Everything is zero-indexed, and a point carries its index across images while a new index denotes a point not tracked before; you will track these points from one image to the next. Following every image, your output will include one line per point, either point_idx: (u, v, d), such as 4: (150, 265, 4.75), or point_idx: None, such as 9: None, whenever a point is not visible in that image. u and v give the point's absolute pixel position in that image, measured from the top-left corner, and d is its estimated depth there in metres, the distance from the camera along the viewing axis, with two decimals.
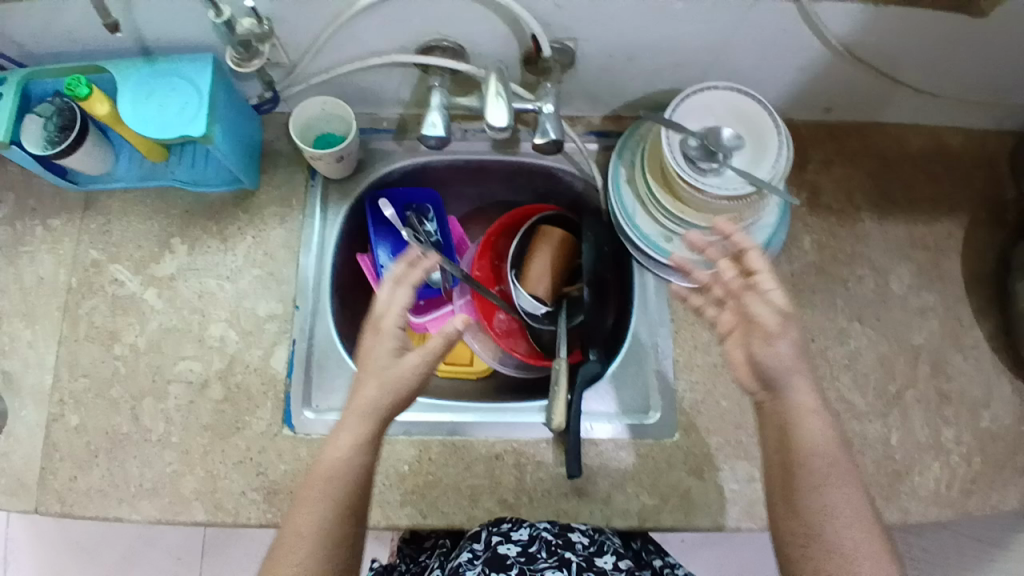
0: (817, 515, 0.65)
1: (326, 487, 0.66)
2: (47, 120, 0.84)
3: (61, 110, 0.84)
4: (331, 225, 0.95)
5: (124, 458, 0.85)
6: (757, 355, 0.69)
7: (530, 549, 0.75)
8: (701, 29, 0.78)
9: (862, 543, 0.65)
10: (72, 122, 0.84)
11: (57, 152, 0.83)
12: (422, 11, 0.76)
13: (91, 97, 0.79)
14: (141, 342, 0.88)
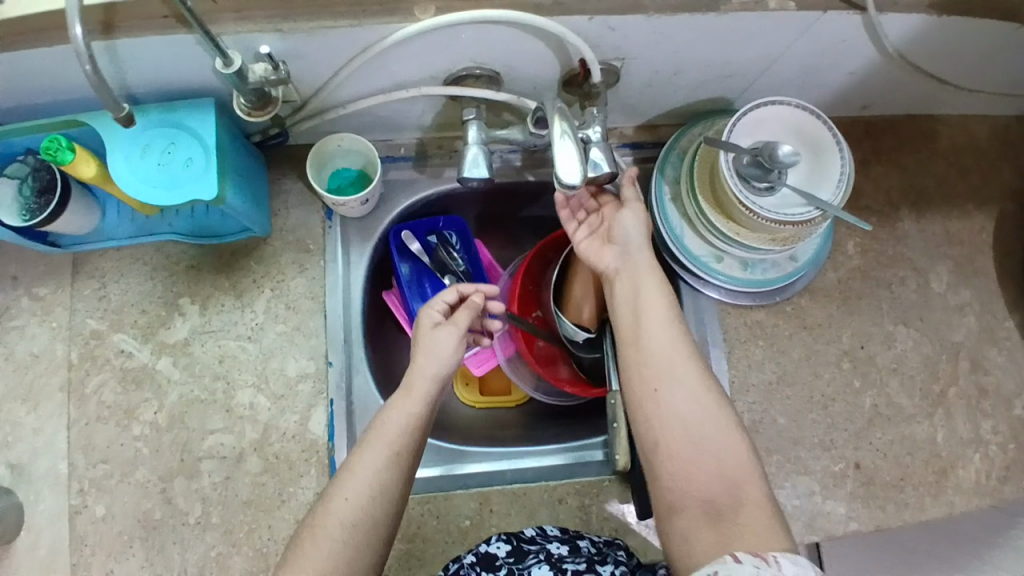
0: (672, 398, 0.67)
1: (353, 497, 0.63)
2: (21, 183, 0.76)
3: (36, 170, 0.76)
4: (355, 267, 0.89)
5: (162, 545, 0.79)
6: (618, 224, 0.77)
7: (522, 545, 0.75)
8: (757, 42, 0.73)
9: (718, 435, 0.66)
10: (51, 183, 0.76)
11: (39, 220, 0.75)
12: (461, 41, 0.69)
13: (75, 160, 0.70)
14: (162, 419, 0.81)
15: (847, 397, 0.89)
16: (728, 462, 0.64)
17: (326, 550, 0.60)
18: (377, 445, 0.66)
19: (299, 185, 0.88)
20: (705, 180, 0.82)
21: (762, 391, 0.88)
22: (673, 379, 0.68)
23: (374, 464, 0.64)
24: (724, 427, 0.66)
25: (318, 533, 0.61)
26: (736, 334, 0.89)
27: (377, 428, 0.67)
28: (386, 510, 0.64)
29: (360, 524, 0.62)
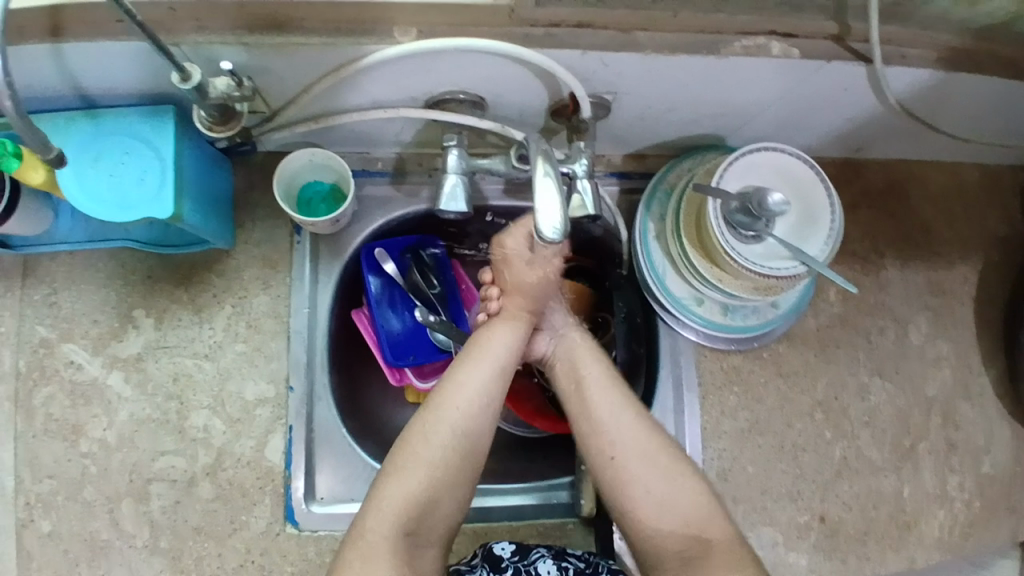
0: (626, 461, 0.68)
1: (462, 411, 0.68)
2: None
3: None
4: (324, 286, 0.85)
5: (107, 568, 0.76)
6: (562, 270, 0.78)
7: (524, 542, 0.75)
8: (757, 85, 0.70)
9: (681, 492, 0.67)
10: (1, 187, 0.71)
11: None
12: (443, 66, 0.65)
13: (21, 167, 0.65)
14: (111, 437, 0.78)
15: (819, 447, 0.88)
16: (690, 511, 0.66)
17: (436, 454, 0.66)
18: (483, 361, 0.71)
19: (268, 196, 0.83)
20: (692, 222, 0.78)
21: (734, 439, 0.86)
22: (616, 429, 0.69)
23: (481, 380, 0.70)
24: (681, 481, 0.67)
25: (425, 442, 0.66)
26: (711, 378, 0.87)
27: (481, 346, 0.72)
28: (489, 422, 0.69)
29: (469, 434, 0.68)
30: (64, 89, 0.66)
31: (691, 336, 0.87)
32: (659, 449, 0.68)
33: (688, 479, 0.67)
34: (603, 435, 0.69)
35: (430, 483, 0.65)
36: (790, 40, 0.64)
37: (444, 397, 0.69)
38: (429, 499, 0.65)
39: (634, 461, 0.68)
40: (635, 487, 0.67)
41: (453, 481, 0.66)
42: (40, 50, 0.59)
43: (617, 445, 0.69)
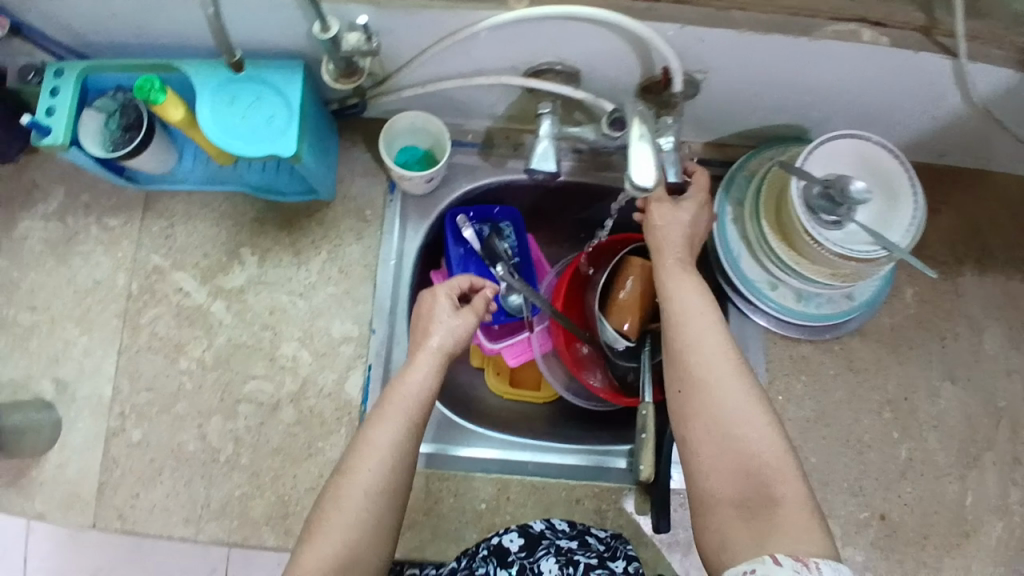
0: (714, 405, 0.62)
1: (372, 469, 0.64)
2: (107, 117, 0.78)
3: (124, 107, 0.79)
4: (410, 243, 0.90)
5: (190, 478, 0.83)
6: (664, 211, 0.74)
7: (534, 537, 0.75)
8: (847, 70, 0.72)
9: (767, 449, 0.61)
10: (137, 122, 0.79)
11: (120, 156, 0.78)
12: (546, 36, 0.69)
13: (165, 102, 0.73)
14: (209, 357, 0.85)
15: (882, 444, 0.88)
16: (770, 469, 0.60)
17: (357, 508, 0.63)
18: (397, 412, 0.66)
19: (367, 154, 0.90)
20: (772, 205, 0.80)
21: (797, 428, 0.86)
22: (706, 372, 0.63)
23: (387, 438, 0.65)
24: (770, 441, 0.61)
25: (345, 496, 0.63)
26: (777, 365, 0.86)
27: (395, 396, 0.67)
28: (400, 472, 0.65)
29: (382, 489, 0.64)
30: (205, 37, 0.74)
31: (758, 317, 0.86)
32: (750, 400, 0.62)
33: (780, 453, 0.61)
34: (705, 368, 0.64)
35: (351, 537, 0.62)
36: (880, 28, 0.67)
37: (360, 450, 0.65)
38: (351, 554, 0.62)
39: (719, 381, 0.63)
40: (712, 410, 0.62)
41: (375, 534, 0.63)
42: None
43: (699, 361, 0.64)
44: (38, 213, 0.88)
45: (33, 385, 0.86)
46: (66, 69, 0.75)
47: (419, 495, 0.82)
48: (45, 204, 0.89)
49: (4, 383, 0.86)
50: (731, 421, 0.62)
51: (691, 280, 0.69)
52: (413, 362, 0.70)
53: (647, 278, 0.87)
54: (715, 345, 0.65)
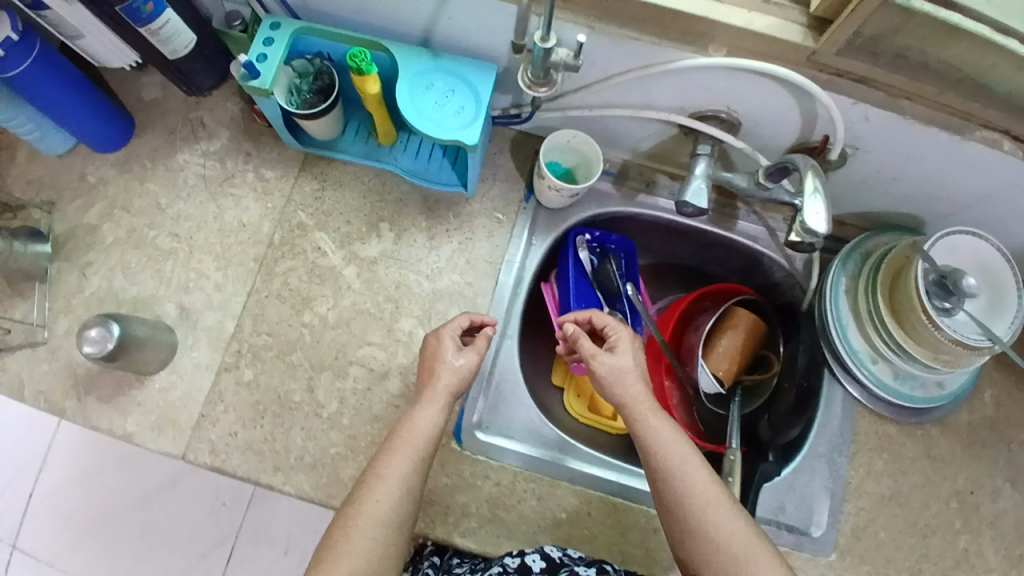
0: (681, 494, 0.68)
1: (381, 500, 0.66)
2: (300, 77, 0.85)
3: (320, 72, 0.85)
4: (535, 250, 0.95)
5: (290, 426, 0.85)
6: (608, 364, 0.77)
7: (556, 562, 0.76)
8: (978, 174, 0.80)
9: (737, 534, 0.65)
10: (327, 87, 0.86)
11: (302, 114, 0.84)
12: (730, 87, 0.76)
13: (369, 75, 0.79)
14: (332, 316, 0.89)
15: (945, 531, 0.89)
16: (747, 557, 0.64)
17: (381, 514, 0.66)
18: (405, 449, 0.70)
19: (511, 163, 0.97)
20: (887, 285, 0.87)
21: (871, 499, 0.89)
22: (676, 466, 0.69)
23: (403, 462, 0.68)
24: (742, 528, 0.65)
25: (363, 503, 0.66)
26: (865, 438, 0.90)
27: (404, 433, 0.71)
28: (406, 507, 0.68)
29: (398, 500, 0.67)
30: (418, 27, 0.81)
31: (855, 389, 0.91)
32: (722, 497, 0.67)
33: (752, 538, 0.65)
34: (667, 461, 0.70)
35: (375, 540, 0.65)
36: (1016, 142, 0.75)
37: (371, 473, 0.68)
38: (371, 552, 0.64)
39: (688, 471, 0.69)
40: (682, 498, 0.68)
41: (386, 540, 0.65)
42: None
43: (667, 457, 0.70)
44: (200, 149, 0.94)
45: (156, 306, 0.88)
46: (282, 24, 0.81)
47: (503, 491, 0.84)
48: (208, 142, 0.94)
49: (128, 299, 0.88)
50: (698, 509, 0.67)
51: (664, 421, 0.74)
52: (422, 403, 0.73)
53: (747, 332, 0.92)
54: (675, 448, 0.71)
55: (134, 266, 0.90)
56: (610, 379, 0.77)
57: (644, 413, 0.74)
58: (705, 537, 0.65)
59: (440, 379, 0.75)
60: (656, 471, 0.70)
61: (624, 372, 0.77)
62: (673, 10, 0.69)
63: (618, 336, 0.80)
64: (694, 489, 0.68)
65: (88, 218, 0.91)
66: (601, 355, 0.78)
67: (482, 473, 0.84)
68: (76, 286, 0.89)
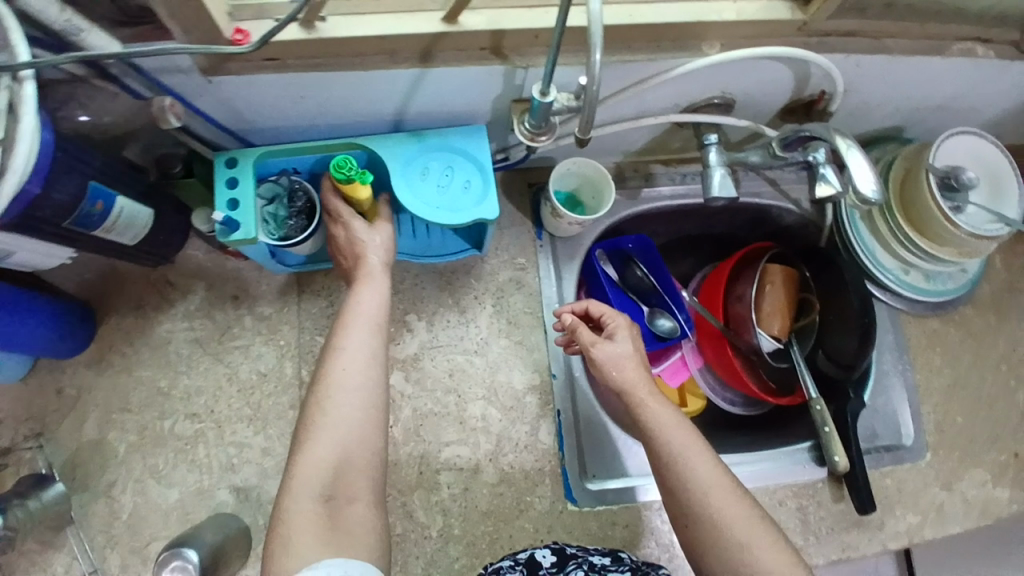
0: (682, 481, 0.67)
1: (344, 389, 0.63)
2: (273, 205, 0.75)
3: (292, 193, 0.76)
4: (567, 282, 0.91)
5: (405, 559, 0.80)
6: (603, 349, 0.75)
7: (566, 554, 0.76)
8: (955, 81, 0.82)
9: (738, 516, 0.64)
10: (306, 207, 0.76)
11: (290, 244, 0.74)
12: (724, 75, 0.74)
13: (358, 183, 0.69)
14: (399, 431, 0.83)
15: (1006, 394, 0.95)
16: (749, 542, 0.63)
17: (349, 413, 0.62)
18: (355, 322, 0.67)
19: (509, 206, 0.92)
20: (902, 202, 0.90)
21: (942, 394, 0.94)
22: (678, 451, 0.68)
23: (360, 352, 0.65)
24: (746, 514, 0.64)
25: (328, 405, 0.62)
26: (916, 342, 0.95)
27: (351, 312, 0.68)
28: (377, 403, 0.64)
29: (366, 395, 0.63)
30: (388, 113, 0.74)
31: (898, 304, 0.95)
32: (726, 483, 0.66)
33: (755, 520, 0.64)
34: (668, 446, 0.68)
35: (345, 445, 0.60)
36: (988, 44, 0.77)
37: (333, 357, 0.65)
38: (343, 457, 0.60)
39: (689, 456, 0.67)
40: (684, 482, 0.67)
41: (360, 440, 0.61)
42: (405, 74, 0.66)
43: (670, 442, 0.68)
44: (180, 314, 0.83)
45: (208, 499, 0.80)
46: (239, 158, 0.71)
47: (635, 529, 0.83)
48: (186, 303, 0.84)
49: (174, 504, 0.79)
50: (699, 495, 0.65)
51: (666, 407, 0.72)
52: (360, 284, 0.70)
53: (784, 283, 0.95)
54: (676, 432, 0.69)
55: (164, 466, 0.80)
56: (609, 366, 0.74)
57: (642, 398, 0.72)
58: (709, 525, 0.64)
59: (368, 261, 0.72)
60: (661, 457, 0.69)
61: (625, 360, 0.75)
62: (656, 24, 0.65)
63: (616, 324, 0.78)
64: (694, 475, 0.66)
65: (89, 435, 0.81)
66: (600, 344, 0.76)
67: (609, 521, 0.83)
68: (110, 513, 0.79)
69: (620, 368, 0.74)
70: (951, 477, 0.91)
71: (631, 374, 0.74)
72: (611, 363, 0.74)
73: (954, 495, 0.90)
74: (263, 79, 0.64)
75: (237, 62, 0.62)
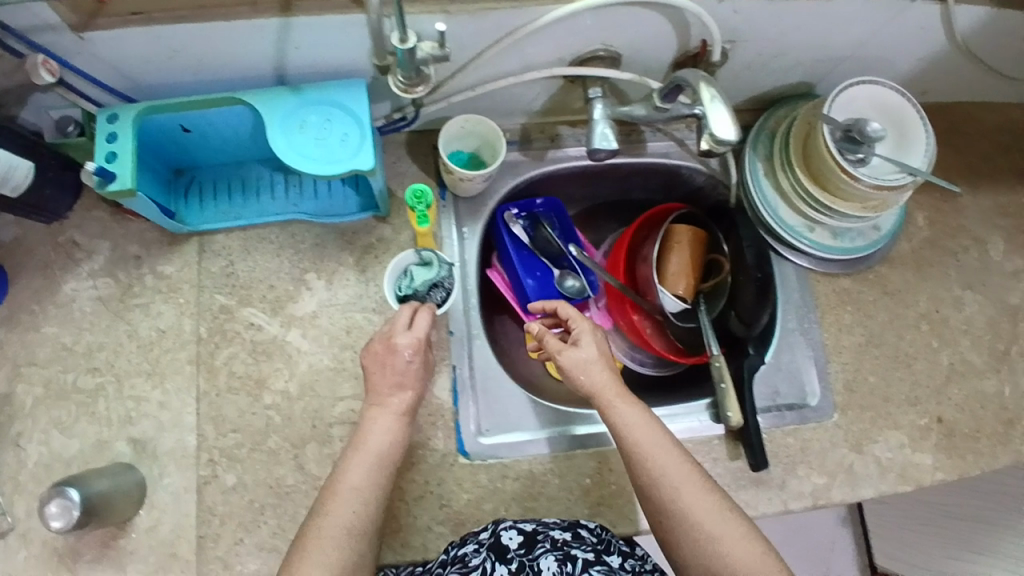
0: (653, 480, 0.67)
1: (352, 509, 0.71)
2: (413, 277, 0.84)
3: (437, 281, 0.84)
4: (469, 243, 0.92)
5: (295, 511, 0.81)
6: (567, 354, 0.74)
7: (532, 534, 0.75)
8: (853, 28, 0.80)
9: (712, 513, 0.65)
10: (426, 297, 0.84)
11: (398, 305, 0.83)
12: (598, 23, 0.74)
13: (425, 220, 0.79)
14: (293, 387, 0.84)
15: (926, 355, 0.93)
16: (721, 534, 0.64)
17: (346, 518, 0.70)
18: (364, 459, 0.74)
19: (414, 167, 0.91)
20: (802, 155, 0.88)
21: (854, 353, 0.92)
22: (645, 448, 0.68)
23: (360, 477, 0.73)
24: (719, 507, 0.66)
25: (336, 507, 0.71)
26: (826, 300, 0.93)
27: (362, 443, 0.75)
28: (372, 506, 0.72)
29: (355, 529, 0.70)
30: (266, 67, 0.75)
31: (801, 261, 0.93)
32: (698, 479, 0.67)
33: (728, 512, 0.65)
34: (639, 447, 0.68)
35: (342, 536, 0.69)
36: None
37: (341, 477, 0.72)
38: (349, 548, 0.69)
39: (659, 457, 0.67)
40: (655, 481, 0.67)
41: (358, 517, 0.70)
42: (266, 25, 0.68)
43: (639, 444, 0.68)
44: (84, 272, 0.86)
45: (107, 450, 0.82)
46: (120, 113, 0.74)
47: (526, 482, 0.84)
48: (90, 262, 0.86)
49: (74, 454, 0.82)
50: (670, 491, 0.66)
51: (638, 406, 0.71)
52: (374, 420, 0.76)
53: (690, 244, 0.95)
54: (645, 433, 0.69)
55: (66, 418, 0.83)
56: (573, 372, 0.74)
57: (610, 401, 0.72)
58: (682, 521, 0.65)
59: (396, 398, 0.77)
60: (630, 457, 0.69)
61: (593, 364, 0.74)
62: None
63: (580, 328, 0.77)
64: (664, 473, 0.67)
65: None
66: (567, 350, 0.75)
67: (499, 474, 0.84)
68: (16, 463, 0.82)
69: (587, 373, 0.73)
70: (863, 438, 0.89)
71: (597, 379, 0.73)
72: (578, 369, 0.74)
73: (863, 457, 0.89)
74: (127, 33, 0.67)
75: (106, 17, 0.66)
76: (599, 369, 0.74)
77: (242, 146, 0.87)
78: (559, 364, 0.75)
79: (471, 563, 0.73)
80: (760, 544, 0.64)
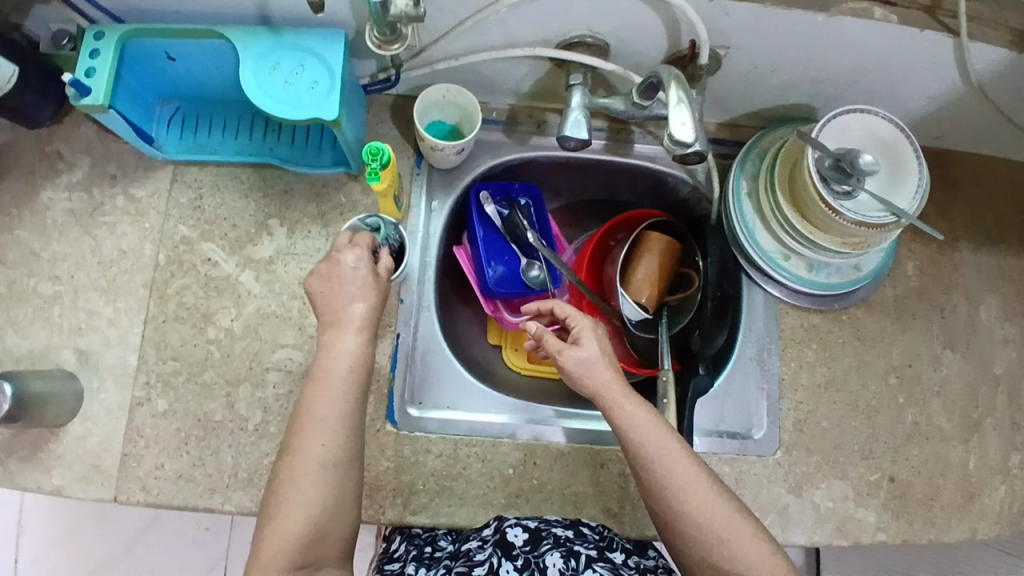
0: (660, 482, 0.64)
1: (317, 462, 0.63)
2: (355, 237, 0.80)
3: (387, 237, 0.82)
4: (437, 215, 0.92)
5: (218, 447, 0.82)
6: (566, 352, 0.70)
7: (537, 531, 0.76)
8: (854, 52, 0.77)
9: (721, 517, 0.63)
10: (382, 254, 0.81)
11: None
12: (584, 8, 0.72)
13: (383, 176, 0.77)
14: (237, 326, 0.85)
15: (891, 410, 0.89)
16: (730, 537, 0.63)
17: (315, 473, 0.63)
18: (330, 393, 0.65)
19: (394, 130, 0.91)
20: (787, 179, 0.85)
21: (811, 392, 0.88)
22: (652, 448, 0.65)
23: (333, 420, 0.65)
24: (728, 509, 0.64)
25: (304, 468, 0.63)
26: (791, 333, 0.89)
27: (326, 368, 0.67)
28: (345, 461, 0.65)
29: (332, 475, 0.64)
30: (251, 7, 0.76)
31: (773, 289, 0.90)
32: (705, 481, 0.64)
33: (737, 514, 0.64)
34: (645, 448, 0.65)
35: (323, 491, 0.63)
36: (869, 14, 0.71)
37: (304, 420, 0.65)
38: (323, 517, 0.63)
39: (669, 458, 0.64)
40: (662, 483, 0.64)
41: (335, 479, 0.64)
42: None
43: (645, 444, 0.65)
44: (62, 183, 0.89)
45: (52, 356, 0.85)
46: (105, 31, 0.75)
47: (448, 460, 0.83)
48: (69, 174, 0.89)
49: (22, 354, 0.85)
50: (676, 495, 0.64)
51: (642, 401, 0.68)
52: (331, 348, 0.68)
53: (661, 255, 0.92)
54: (652, 432, 0.66)
55: (21, 318, 0.86)
56: (573, 372, 0.69)
57: (612, 398, 0.68)
58: (691, 525, 0.63)
59: (355, 305, 0.70)
60: (635, 457, 0.65)
61: (595, 364, 0.69)
62: None
63: (581, 326, 0.72)
64: (672, 475, 0.64)
65: None
66: (567, 350, 0.70)
67: (422, 449, 0.83)
68: None
69: (589, 374, 0.69)
70: (804, 481, 0.85)
71: (597, 378, 0.69)
72: (579, 371, 0.69)
73: (801, 501, 0.85)
74: None
75: None
76: (600, 368, 0.69)
77: (228, 85, 0.88)
78: (560, 364, 0.70)
79: (477, 558, 0.74)
80: (769, 547, 0.63)
